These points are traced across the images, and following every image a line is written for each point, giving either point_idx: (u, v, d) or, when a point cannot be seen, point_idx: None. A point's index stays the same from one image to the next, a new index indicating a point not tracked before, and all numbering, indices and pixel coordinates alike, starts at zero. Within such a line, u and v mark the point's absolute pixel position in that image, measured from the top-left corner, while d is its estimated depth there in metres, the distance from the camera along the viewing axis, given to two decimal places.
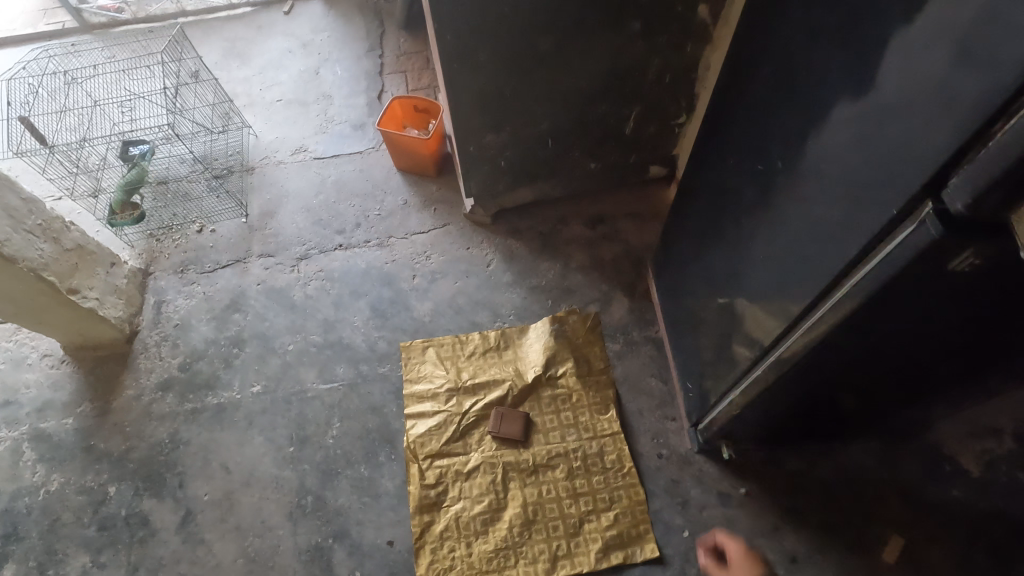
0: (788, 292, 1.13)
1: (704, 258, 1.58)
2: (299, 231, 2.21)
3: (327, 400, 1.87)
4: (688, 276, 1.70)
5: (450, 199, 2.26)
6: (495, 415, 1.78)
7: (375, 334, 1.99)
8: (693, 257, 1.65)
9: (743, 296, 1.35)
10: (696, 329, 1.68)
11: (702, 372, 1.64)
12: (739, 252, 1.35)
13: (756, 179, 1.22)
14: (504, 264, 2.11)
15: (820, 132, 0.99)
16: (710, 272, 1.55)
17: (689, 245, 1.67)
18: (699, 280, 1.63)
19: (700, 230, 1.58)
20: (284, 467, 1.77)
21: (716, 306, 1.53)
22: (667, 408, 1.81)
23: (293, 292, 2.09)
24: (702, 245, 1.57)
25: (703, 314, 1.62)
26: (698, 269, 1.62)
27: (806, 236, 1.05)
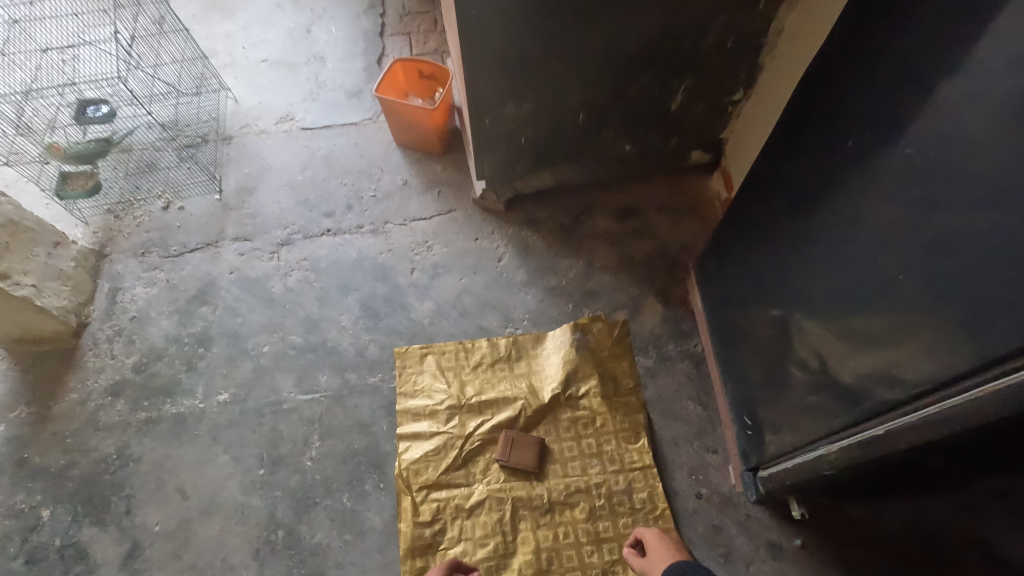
0: (903, 344, 0.88)
1: (766, 268, 1.30)
2: (280, 212, 1.91)
3: (306, 414, 1.59)
4: (743, 285, 1.42)
5: (457, 181, 1.96)
6: (503, 441, 1.50)
7: (365, 337, 1.70)
8: (752, 262, 1.37)
9: (826, 325, 1.08)
10: (750, 350, 1.39)
11: (757, 400, 1.36)
12: (822, 279, 1.08)
13: (857, 188, 0.97)
14: (518, 259, 1.82)
15: (934, 174, 0.81)
16: (775, 283, 1.27)
17: (749, 247, 1.38)
18: (758, 291, 1.35)
19: (765, 231, 1.30)
20: (252, 494, 1.49)
21: (781, 326, 1.25)
22: (707, 438, 1.53)
23: (271, 284, 1.79)
24: (766, 253, 1.29)
25: (760, 332, 1.34)
26: (759, 278, 1.34)
27: (892, 320, 0.90)
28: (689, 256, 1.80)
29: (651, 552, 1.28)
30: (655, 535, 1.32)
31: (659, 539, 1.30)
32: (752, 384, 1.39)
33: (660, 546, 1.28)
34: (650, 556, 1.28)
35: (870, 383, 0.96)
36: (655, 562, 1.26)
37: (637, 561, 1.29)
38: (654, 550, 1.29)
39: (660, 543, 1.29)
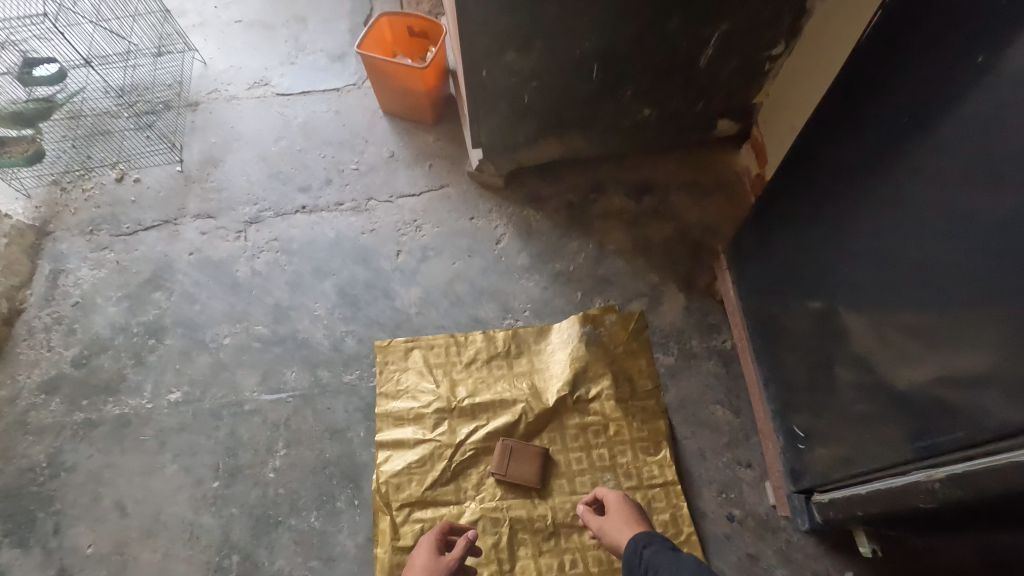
0: (981, 361, 0.70)
1: (810, 254, 1.08)
2: (248, 186, 1.68)
3: (270, 417, 1.36)
4: (782, 271, 1.19)
5: (451, 153, 1.73)
6: (500, 451, 1.27)
7: (341, 329, 1.47)
8: (793, 244, 1.14)
9: (882, 329, 0.88)
10: (792, 347, 1.16)
11: (802, 409, 1.13)
12: (872, 279, 0.90)
13: (924, 168, 0.78)
14: (519, 242, 1.59)
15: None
16: (820, 270, 1.04)
17: (790, 226, 1.14)
18: (800, 279, 1.12)
19: (811, 207, 1.07)
20: (203, 511, 1.27)
21: (833, 319, 1.02)
22: (740, 450, 1.30)
23: (236, 267, 1.56)
24: (808, 238, 1.08)
25: (806, 326, 1.11)
26: (803, 261, 1.11)
27: (962, 332, 0.73)
28: (715, 239, 1.57)
29: (613, 519, 1.13)
30: (617, 497, 1.16)
31: (622, 504, 1.15)
32: (794, 388, 1.16)
33: (624, 515, 1.13)
34: (611, 521, 1.13)
35: (932, 408, 0.79)
36: (616, 531, 1.11)
37: (596, 525, 1.15)
38: (615, 514, 1.14)
39: (624, 510, 1.14)
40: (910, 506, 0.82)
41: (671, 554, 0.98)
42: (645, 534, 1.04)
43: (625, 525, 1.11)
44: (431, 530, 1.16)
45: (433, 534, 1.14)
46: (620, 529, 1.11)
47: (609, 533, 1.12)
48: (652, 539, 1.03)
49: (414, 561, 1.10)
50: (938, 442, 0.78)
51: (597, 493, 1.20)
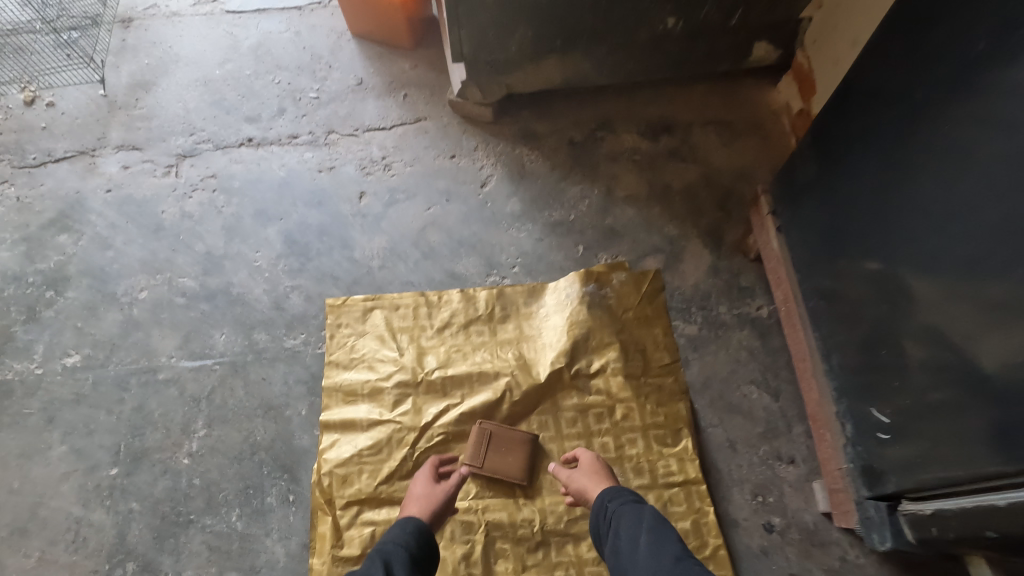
0: None
1: (877, 193, 0.80)
2: (183, 114, 1.39)
3: (190, 389, 1.09)
4: (835, 218, 0.89)
5: (431, 82, 1.44)
6: (475, 437, 1.00)
7: (285, 284, 1.19)
8: (850, 179, 0.85)
9: (977, 300, 0.64)
10: (850, 314, 0.87)
11: (867, 395, 0.84)
12: (987, 223, 0.63)
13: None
14: (508, 185, 1.30)
15: None
16: (880, 222, 0.80)
17: (846, 156, 0.85)
18: (859, 227, 0.84)
19: (880, 127, 0.78)
20: (94, 505, 0.99)
21: (894, 285, 0.78)
22: (780, 443, 1.03)
23: (162, 207, 1.28)
24: (874, 171, 0.80)
25: (874, 284, 0.82)
26: (870, 200, 0.81)
27: None
28: (748, 187, 1.29)
29: (583, 471, 0.95)
30: (588, 452, 0.98)
31: (596, 459, 0.97)
32: (853, 369, 0.87)
33: (597, 470, 0.95)
34: (580, 473, 0.95)
35: None
36: (587, 484, 0.93)
37: (565, 476, 0.96)
38: (586, 467, 0.96)
39: (597, 464, 0.96)
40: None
41: (636, 507, 0.86)
42: (612, 488, 0.90)
43: (598, 481, 0.93)
44: (428, 462, 0.98)
45: (429, 467, 0.97)
46: (592, 482, 0.93)
47: (580, 487, 0.94)
48: (620, 493, 0.89)
49: (412, 493, 0.94)
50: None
51: (573, 451, 1.00)
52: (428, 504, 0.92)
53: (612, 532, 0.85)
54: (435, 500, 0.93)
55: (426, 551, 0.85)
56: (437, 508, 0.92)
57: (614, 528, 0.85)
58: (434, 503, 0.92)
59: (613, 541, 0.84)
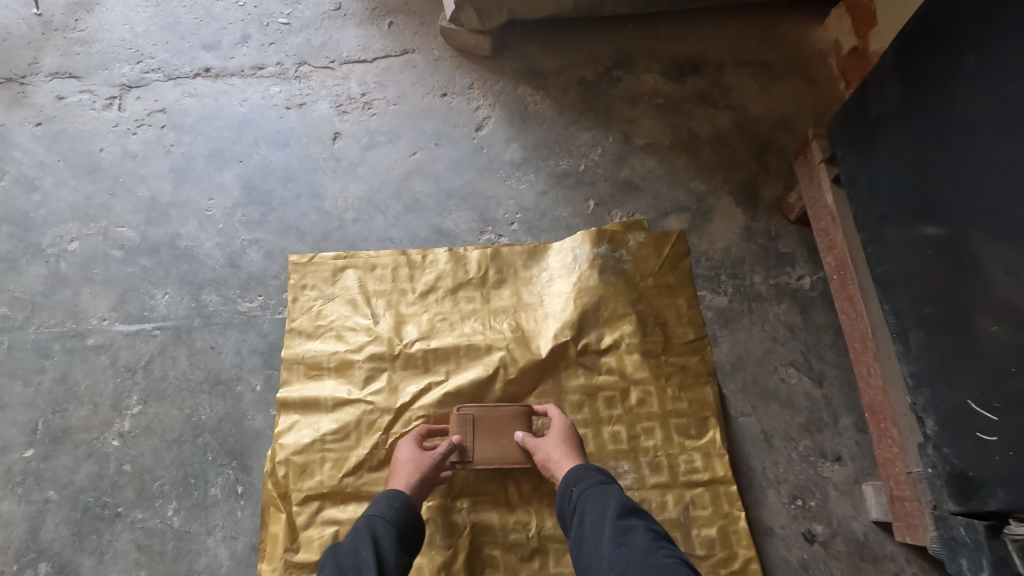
0: None
1: (994, 130, 0.61)
2: (130, 39, 1.19)
3: (123, 357, 0.91)
4: (923, 162, 0.70)
5: (420, 8, 1.23)
6: (456, 427, 0.81)
7: (242, 238, 1.01)
8: (954, 112, 0.65)
9: None
10: (932, 285, 0.69)
11: (953, 388, 0.66)
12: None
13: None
14: (508, 129, 1.11)
15: None
16: (956, 172, 0.65)
17: (952, 79, 0.65)
18: (959, 175, 0.65)
19: (1011, 39, 0.58)
20: (3, 493, 0.83)
21: (970, 253, 0.64)
22: (823, 437, 0.87)
23: (100, 145, 1.09)
24: (994, 99, 0.60)
25: (970, 247, 0.64)
26: (977, 139, 0.63)
27: None
28: (789, 138, 1.11)
29: (551, 440, 0.79)
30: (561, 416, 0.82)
31: (569, 427, 0.81)
32: (939, 355, 0.69)
33: (568, 440, 0.79)
34: (548, 442, 0.79)
35: None
36: (555, 457, 0.78)
37: (531, 444, 0.79)
38: (553, 435, 0.80)
39: (569, 433, 0.80)
40: None
41: (602, 491, 0.70)
42: (579, 467, 0.74)
43: (567, 453, 0.78)
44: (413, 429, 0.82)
45: (417, 431, 0.82)
46: (560, 455, 0.78)
47: (546, 459, 0.78)
48: (586, 473, 0.73)
49: (398, 459, 0.79)
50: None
51: (541, 408, 0.84)
52: (417, 474, 0.77)
53: (576, 519, 0.70)
54: (427, 470, 0.77)
55: (415, 529, 0.72)
56: (426, 478, 0.77)
57: (579, 514, 0.70)
58: (424, 473, 0.77)
59: (577, 530, 0.69)
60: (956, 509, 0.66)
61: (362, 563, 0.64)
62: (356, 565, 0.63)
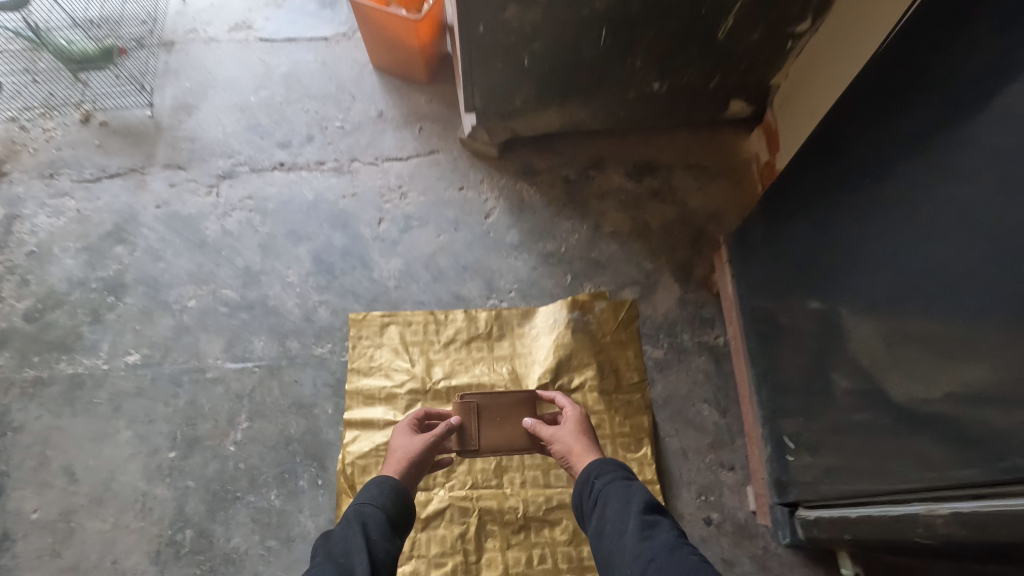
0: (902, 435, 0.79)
1: (810, 257, 1.03)
2: (223, 138, 1.57)
3: (233, 387, 1.29)
4: (783, 267, 1.13)
5: (444, 117, 1.61)
6: (461, 414, 1.13)
7: (314, 299, 1.39)
8: (796, 241, 1.08)
9: (838, 366, 0.95)
10: (810, 347, 1.04)
11: (785, 423, 1.11)
12: (919, 274, 0.75)
13: (1003, 132, 0.63)
14: (509, 217, 1.49)
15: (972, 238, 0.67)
16: (795, 278, 1.08)
17: (795, 221, 1.09)
18: (796, 280, 1.08)
19: (822, 200, 0.99)
20: (157, 481, 1.21)
21: (796, 336, 1.08)
22: (724, 452, 1.25)
23: (205, 224, 1.46)
24: (810, 240, 1.03)
25: (838, 321, 0.95)
26: (827, 251, 0.97)
27: (897, 380, 0.80)
28: (718, 228, 1.49)
29: (569, 431, 1.06)
30: (578, 410, 1.11)
31: (584, 421, 1.08)
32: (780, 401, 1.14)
33: (582, 432, 1.06)
34: (565, 433, 1.06)
35: (863, 461, 0.88)
36: (570, 444, 1.04)
37: (549, 434, 1.07)
38: (568, 424, 1.08)
39: (582, 427, 1.07)
40: (839, 538, 0.92)
41: (626, 488, 0.91)
42: (599, 463, 0.97)
43: (581, 440, 1.05)
44: (409, 416, 1.12)
45: (410, 420, 1.11)
46: (574, 442, 1.04)
47: (564, 444, 1.05)
48: (607, 470, 0.95)
49: (392, 448, 1.06)
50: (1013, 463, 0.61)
51: (549, 396, 1.16)
52: (405, 461, 1.03)
53: (603, 515, 0.90)
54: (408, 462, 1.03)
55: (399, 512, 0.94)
56: (409, 466, 1.02)
57: (606, 513, 0.90)
58: (411, 459, 1.03)
59: (604, 523, 0.89)
60: (779, 500, 1.11)
61: (351, 550, 0.84)
62: (346, 549, 0.84)
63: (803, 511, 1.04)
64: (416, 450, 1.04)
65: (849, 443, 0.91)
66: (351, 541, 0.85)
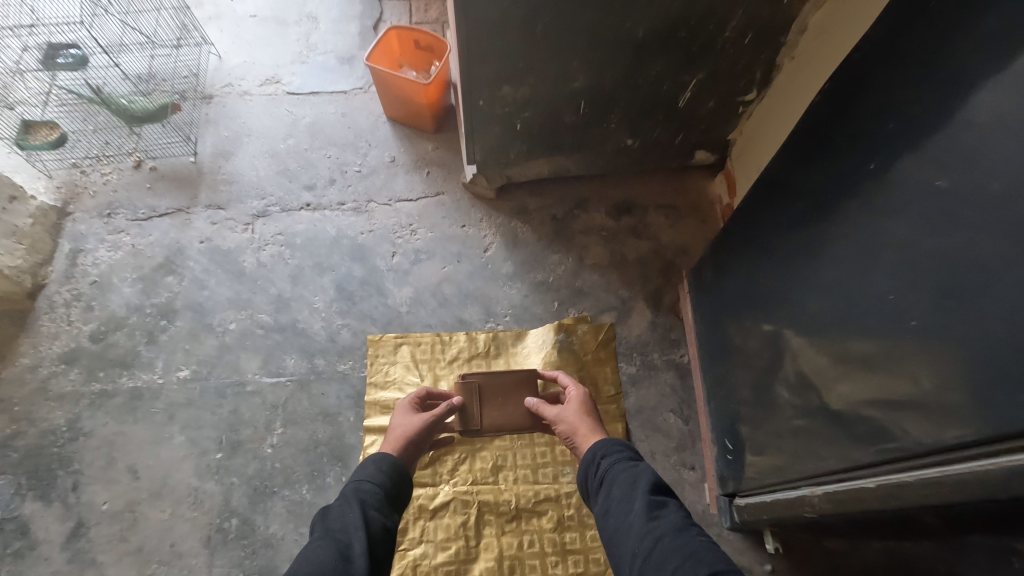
0: (804, 436, 1.02)
1: (746, 289, 1.26)
2: (258, 181, 1.80)
3: (270, 398, 1.51)
4: (728, 297, 1.36)
5: (448, 162, 1.85)
6: (461, 394, 1.32)
7: (337, 322, 1.62)
8: (737, 274, 1.31)
9: (765, 382, 1.18)
10: (748, 366, 1.27)
11: (730, 428, 1.34)
12: (831, 298, 0.91)
13: (861, 202, 0.84)
14: (505, 250, 1.73)
15: (843, 278, 0.88)
16: (736, 308, 1.31)
17: (736, 258, 1.31)
18: (737, 308, 1.31)
19: (755, 243, 1.22)
20: (206, 478, 1.43)
21: (737, 357, 1.31)
22: (686, 454, 1.47)
23: (243, 257, 1.69)
24: (747, 273, 1.25)
25: (782, 340, 1.10)
26: (758, 286, 1.20)
27: (799, 393, 1.03)
28: (685, 260, 1.72)
29: (572, 412, 1.24)
30: (580, 391, 1.30)
31: (587, 404, 1.26)
32: (725, 409, 1.37)
33: (585, 413, 1.24)
34: (569, 414, 1.24)
35: (780, 457, 1.11)
36: (572, 422, 1.23)
37: (554, 415, 1.25)
38: (572, 404, 1.26)
39: (586, 410, 1.25)
40: (765, 519, 1.15)
41: (633, 471, 1.03)
42: (604, 444, 1.11)
43: (583, 421, 1.22)
44: (407, 396, 1.32)
45: (408, 399, 1.31)
46: (577, 421, 1.22)
47: (567, 423, 1.23)
48: (613, 451, 1.10)
49: (394, 426, 1.23)
50: (890, 447, 0.78)
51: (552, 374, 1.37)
52: (402, 438, 1.20)
53: (609, 493, 1.03)
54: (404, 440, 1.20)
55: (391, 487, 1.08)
56: (409, 441, 1.20)
57: (610, 491, 1.03)
58: (411, 436, 1.21)
59: (609, 500, 1.02)
60: (728, 492, 1.33)
61: (348, 526, 0.94)
62: (342, 525, 0.95)
63: (742, 502, 1.25)
64: (413, 429, 1.22)
65: (771, 444, 1.14)
66: (348, 517, 0.96)
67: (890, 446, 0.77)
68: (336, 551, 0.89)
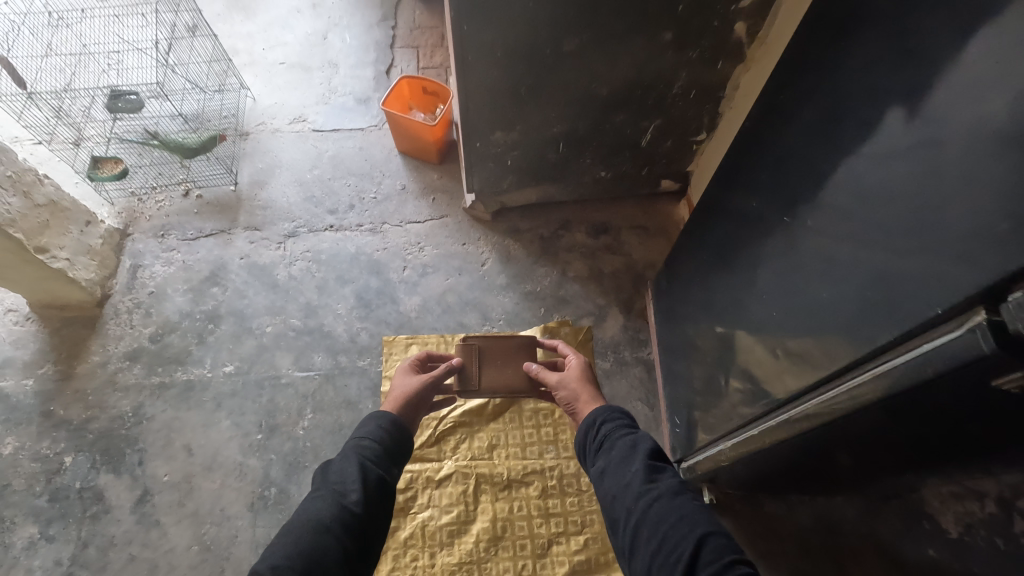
0: (728, 408, 1.30)
1: (695, 293, 1.55)
2: (289, 207, 2.11)
3: (301, 389, 1.80)
4: (681, 301, 1.66)
5: (452, 189, 2.16)
6: (462, 355, 1.58)
7: (358, 325, 1.91)
8: (688, 281, 1.60)
9: (705, 369, 1.47)
10: (694, 358, 1.56)
11: (684, 410, 1.62)
12: (761, 286, 1.12)
13: (766, 218, 1.09)
14: (500, 265, 2.02)
15: (767, 269, 1.09)
16: (687, 311, 1.60)
17: (687, 268, 1.61)
18: (687, 310, 1.60)
19: (699, 255, 1.51)
20: (250, 455, 1.71)
21: (688, 351, 1.60)
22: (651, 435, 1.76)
23: (277, 271, 1.99)
24: (695, 279, 1.54)
25: (716, 333, 1.39)
26: (701, 291, 1.50)
27: (727, 376, 1.32)
28: (653, 273, 2.02)
29: (573, 377, 1.48)
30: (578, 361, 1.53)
31: (584, 371, 1.50)
32: (679, 395, 1.66)
33: (583, 378, 1.48)
34: (570, 379, 1.48)
35: (715, 428, 1.39)
36: (571, 384, 1.47)
37: (555, 379, 1.49)
38: (572, 372, 1.50)
39: (583, 376, 1.49)
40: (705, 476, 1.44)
41: (633, 440, 1.18)
42: (605, 409, 1.28)
43: (581, 384, 1.46)
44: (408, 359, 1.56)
45: (407, 362, 1.54)
46: (576, 384, 1.46)
47: (568, 387, 1.46)
48: (613, 416, 1.27)
49: (398, 386, 1.46)
50: (775, 403, 1.05)
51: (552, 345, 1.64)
52: (403, 397, 1.43)
53: (610, 459, 1.18)
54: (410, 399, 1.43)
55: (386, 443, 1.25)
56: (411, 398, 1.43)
57: (610, 456, 1.18)
58: (413, 396, 1.43)
59: (609, 464, 1.17)
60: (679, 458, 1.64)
61: (345, 478, 1.12)
62: (339, 477, 1.12)
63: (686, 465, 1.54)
64: (414, 391, 1.45)
65: (710, 418, 1.43)
66: (343, 470, 1.14)
67: (771, 404, 1.06)
68: (332, 498, 1.07)
